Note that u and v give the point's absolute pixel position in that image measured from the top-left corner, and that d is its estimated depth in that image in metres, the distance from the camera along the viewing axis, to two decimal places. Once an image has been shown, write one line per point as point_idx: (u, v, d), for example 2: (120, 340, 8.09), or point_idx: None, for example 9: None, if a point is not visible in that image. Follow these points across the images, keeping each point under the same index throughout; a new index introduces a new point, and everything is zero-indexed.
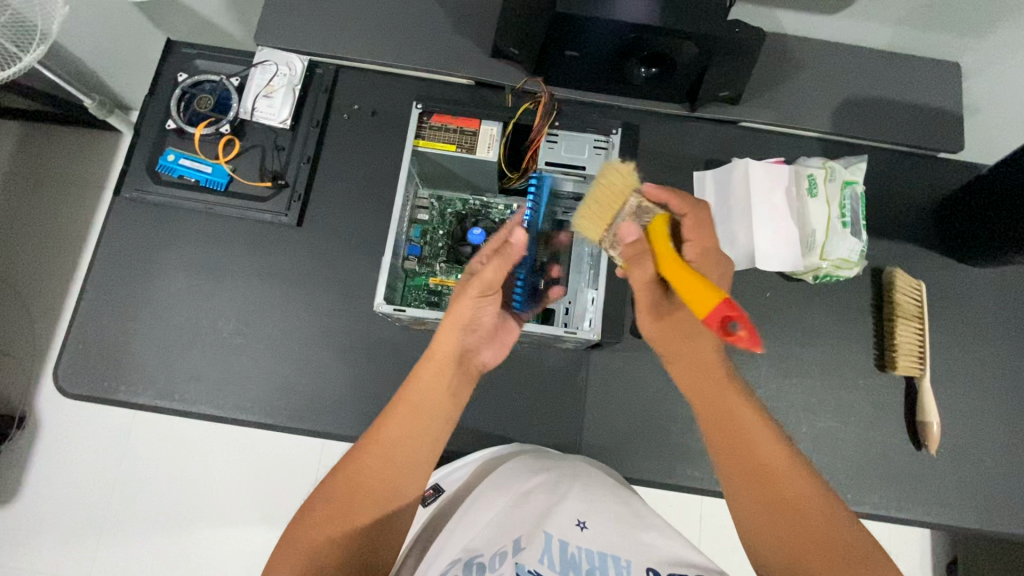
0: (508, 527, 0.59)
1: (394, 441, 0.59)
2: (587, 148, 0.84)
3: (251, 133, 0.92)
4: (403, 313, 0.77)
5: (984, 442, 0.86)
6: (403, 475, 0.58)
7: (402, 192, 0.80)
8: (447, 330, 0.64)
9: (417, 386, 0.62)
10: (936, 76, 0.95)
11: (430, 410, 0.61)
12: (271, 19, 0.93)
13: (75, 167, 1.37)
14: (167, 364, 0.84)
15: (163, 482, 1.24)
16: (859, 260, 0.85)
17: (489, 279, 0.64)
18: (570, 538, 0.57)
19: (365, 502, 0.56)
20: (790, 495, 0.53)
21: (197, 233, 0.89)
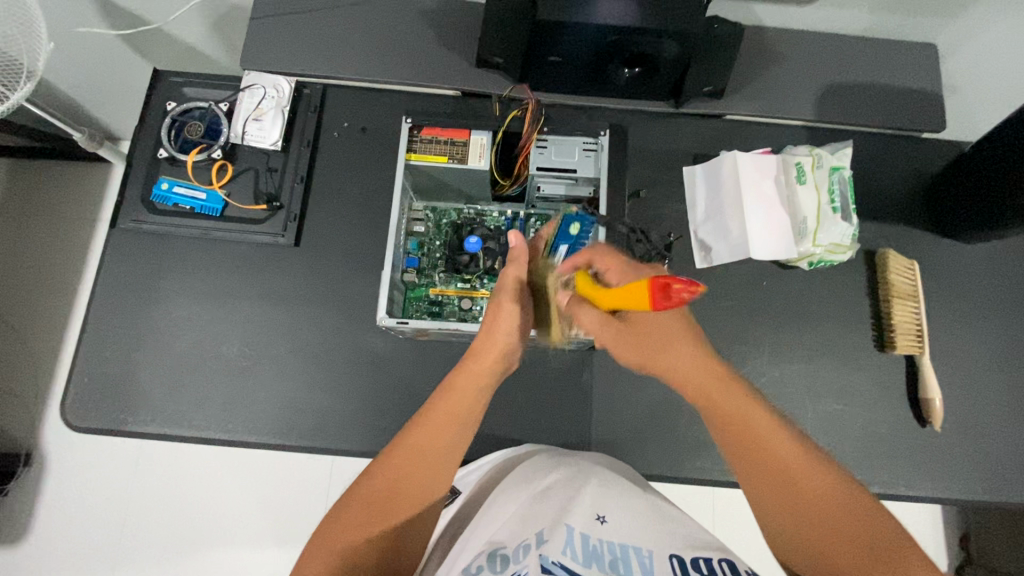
0: (528, 522, 0.60)
1: (423, 448, 0.60)
2: (577, 151, 0.84)
3: (243, 157, 0.93)
4: (406, 325, 0.78)
5: (987, 415, 0.87)
6: (433, 477, 0.60)
7: (397, 206, 0.80)
8: (490, 342, 0.70)
9: (454, 394, 0.65)
10: (912, 58, 0.97)
11: (461, 417, 0.64)
12: (258, 45, 0.95)
13: (66, 200, 1.37)
14: (174, 391, 0.85)
15: (176, 511, 1.24)
16: (851, 242, 0.86)
17: (517, 284, 0.72)
18: (590, 531, 0.57)
19: (401, 501, 0.58)
20: (811, 492, 0.53)
21: (196, 259, 0.90)
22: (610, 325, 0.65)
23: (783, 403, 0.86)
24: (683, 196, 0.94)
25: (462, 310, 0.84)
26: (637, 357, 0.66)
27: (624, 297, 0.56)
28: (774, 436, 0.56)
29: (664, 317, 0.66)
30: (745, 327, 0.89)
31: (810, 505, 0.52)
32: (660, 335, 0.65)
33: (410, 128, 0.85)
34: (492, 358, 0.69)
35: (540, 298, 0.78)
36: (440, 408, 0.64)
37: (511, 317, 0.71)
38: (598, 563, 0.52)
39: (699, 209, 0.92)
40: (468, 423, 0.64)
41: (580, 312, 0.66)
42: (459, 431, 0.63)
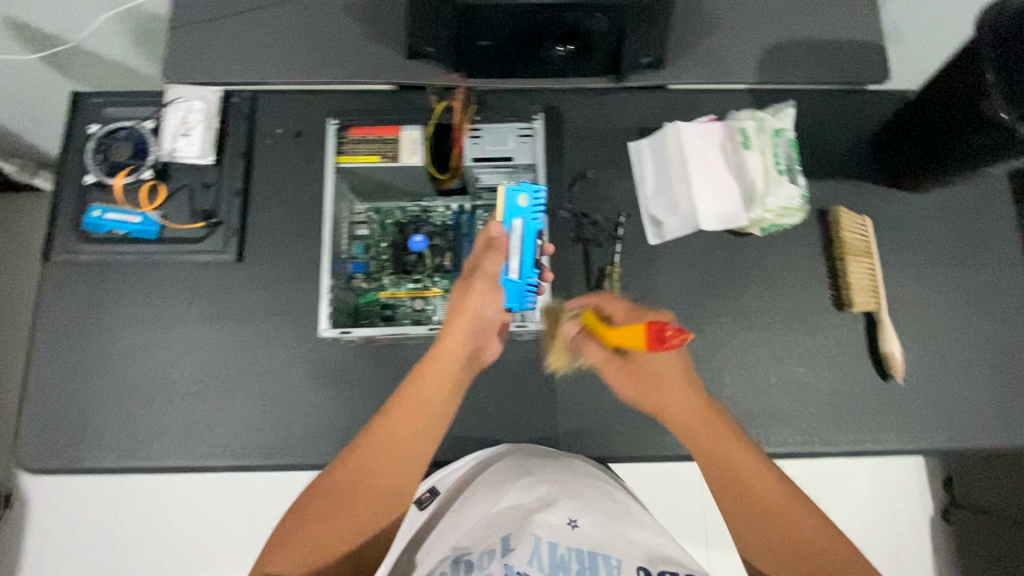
0: (495, 529, 0.60)
1: (390, 438, 0.65)
2: (511, 138, 0.80)
3: (176, 175, 0.89)
4: (349, 334, 0.79)
5: (947, 363, 0.88)
6: (400, 472, 0.64)
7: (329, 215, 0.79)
8: (455, 330, 0.73)
9: (419, 388, 0.69)
10: (848, 12, 0.96)
11: (429, 408, 0.68)
12: (182, 58, 0.92)
13: (13, 233, 1.33)
14: (130, 423, 0.83)
15: (162, 542, 1.22)
16: (801, 205, 0.84)
17: (489, 270, 0.74)
18: (560, 539, 0.57)
19: (365, 495, 0.62)
20: (794, 539, 0.59)
21: (137, 285, 0.87)
22: (612, 360, 0.77)
23: (747, 372, 0.86)
24: (631, 172, 0.92)
25: (415, 311, 0.83)
26: (636, 393, 0.74)
27: (625, 338, 0.68)
28: (762, 473, 0.63)
29: (666, 364, 0.74)
30: (704, 299, 0.88)
31: (792, 549, 0.59)
32: (652, 375, 0.73)
33: (339, 129, 0.83)
34: (456, 343, 0.72)
35: (508, 277, 0.75)
36: (407, 397, 0.68)
37: (477, 303, 0.73)
38: None
39: (647, 185, 0.90)
40: (436, 418, 0.68)
41: (588, 345, 0.78)
42: (427, 422, 0.67)
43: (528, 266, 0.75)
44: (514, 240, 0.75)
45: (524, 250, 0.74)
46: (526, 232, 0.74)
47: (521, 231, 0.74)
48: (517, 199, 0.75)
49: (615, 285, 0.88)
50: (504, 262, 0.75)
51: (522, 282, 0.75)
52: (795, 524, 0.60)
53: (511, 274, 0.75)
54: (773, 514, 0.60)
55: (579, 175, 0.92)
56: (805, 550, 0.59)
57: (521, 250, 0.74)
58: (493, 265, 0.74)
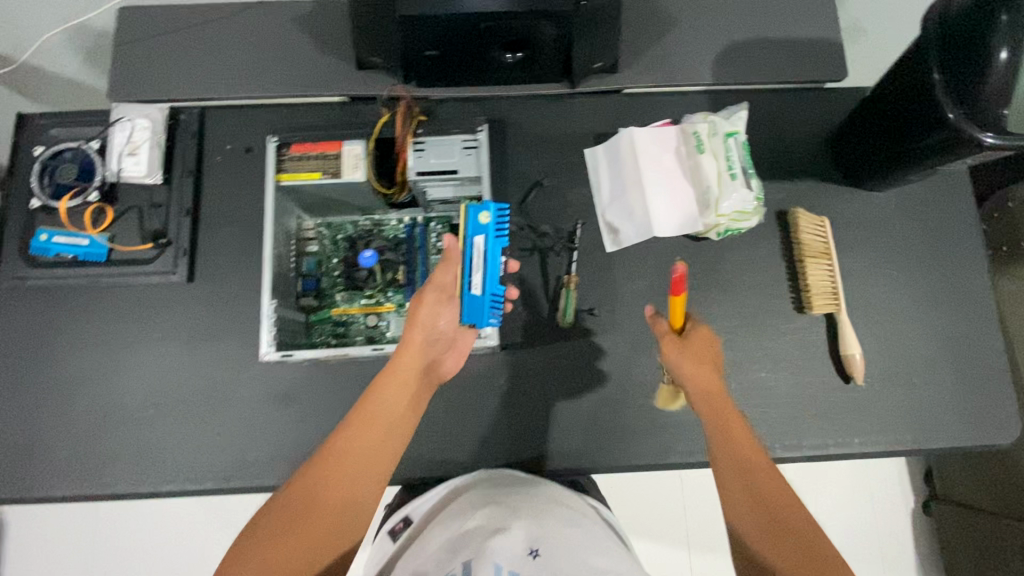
0: (455, 554, 0.58)
1: (346, 455, 0.60)
2: (456, 150, 0.79)
3: (124, 195, 0.88)
4: (293, 357, 0.79)
5: (910, 363, 0.87)
6: (356, 489, 0.60)
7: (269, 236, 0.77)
8: (409, 341, 0.67)
9: (375, 401, 0.64)
10: (803, 9, 0.95)
11: (386, 423, 0.63)
12: (129, 77, 0.90)
13: None
14: (82, 450, 0.81)
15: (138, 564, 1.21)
16: (755, 208, 0.83)
17: (442, 280, 0.70)
18: (522, 567, 0.54)
19: (320, 517, 0.57)
20: (777, 503, 0.60)
21: (87, 310, 0.85)
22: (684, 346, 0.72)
23: None
24: (587, 178, 0.90)
25: (369, 327, 0.82)
26: (694, 378, 0.70)
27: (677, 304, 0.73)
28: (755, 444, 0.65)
29: (710, 349, 0.73)
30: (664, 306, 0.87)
31: (774, 509, 0.60)
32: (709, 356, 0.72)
33: (280, 146, 0.82)
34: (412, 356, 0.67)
35: (471, 293, 0.76)
36: (362, 414, 0.63)
37: (431, 314, 0.69)
38: None
39: (604, 191, 0.89)
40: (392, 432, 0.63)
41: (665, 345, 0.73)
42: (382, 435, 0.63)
43: (491, 282, 0.76)
44: (477, 257, 0.75)
45: (487, 267, 0.75)
46: (488, 249, 0.76)
47: (483, 248, 0.75)
48: (477, 216, 0.75)
49: (572, 294, 0.85)
50: (466, 278, 0.75)
51: (485, 298, 0.76)
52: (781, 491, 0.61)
53: (473, 289, 0.76)
54: (758, 476, 0.62)
55: (536, 183, 0.90)
56: (789, 519, 0.59)
57: (483, 267, 0.76)
58: (447, 276, 0.70)
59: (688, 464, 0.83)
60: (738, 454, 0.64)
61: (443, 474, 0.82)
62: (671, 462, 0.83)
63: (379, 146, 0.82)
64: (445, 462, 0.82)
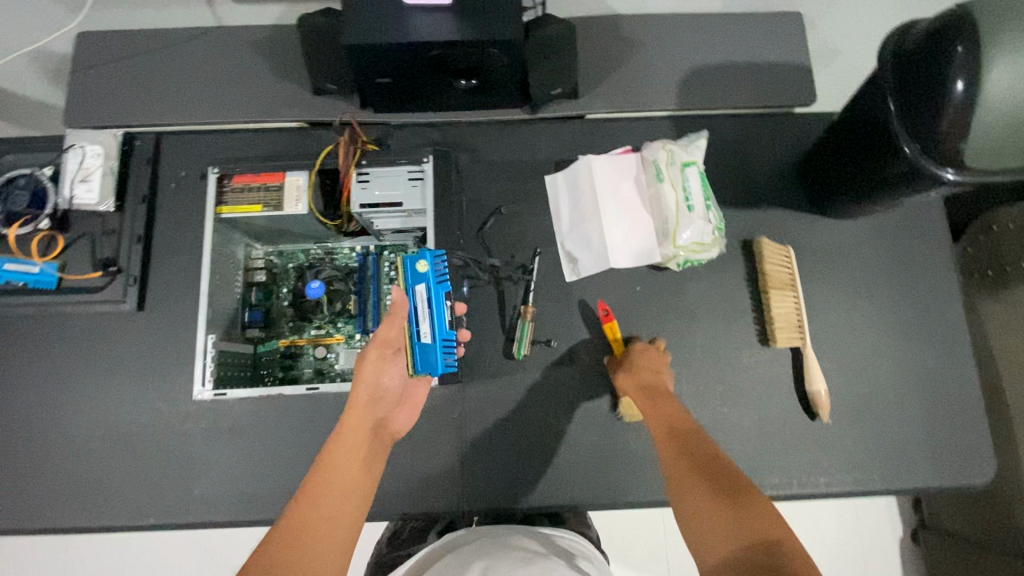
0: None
1: (309, 517, 0.53)
2: (402, 182, 0.78)
3: (77, 222, 0.87)
4: (226, 396, 0.76)
5: (878, 398, 0.84)
6: (325, 551, 0.51)
7: (208, 267, 0.74)
8: (359, 396, 0.65)
9: (331, 459, 0.59)
10: (771, 32, 0.93)
11: (347, 479, 0.58)
12: (85, 103, 0.90)
13: None
14: (25, 482, 0.80)
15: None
16: (714, 240, 0.81)
17: (389, 337, 0.67)
18: None
19: None
20: (723, 486, 0.55)
21: (35, 339, 0.84)
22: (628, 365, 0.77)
23: None
24: (546, 206, 0.88)
25: (317, 359, 0.80)
26: (640, 394, 0.73)
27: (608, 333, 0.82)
28: (703, 441, 0.62)
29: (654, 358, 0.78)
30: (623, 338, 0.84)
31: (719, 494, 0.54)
32: (654, 369, 0.76)
33: (222, 175, 0.79)
34: (364, 411, 0.64)
35: (421, 342, 0.74)
36: (321, 476, 0.58)
37: (382, 367, 0.68)
38: None
39: (562, 221, 0.87)
40: (353, 489, 0.58)
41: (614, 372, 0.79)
42: (343, 492, 0.57)
43: (440, 328, 0.75)
44: (422, 304, 0.74)
45: (434, 314, 0.74)
46: (432, 295, 0.74)
47: (427, 295, 0.74)
48: (416, 267, 0.74)
49: (528, 324, 0.83)
50: (415, 327, 0.74)
51: (436, 344, 0.74)
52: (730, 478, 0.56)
53: (423, 337, 0.74)
54: (704, 463, 0.58)
55: (494, 211, 0.88)
56: (738, 501, 0.53)
57: (431, 315, 0.74)
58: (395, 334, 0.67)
59: (646, 503, 0.80)
60: (661, 425, 0.66)
61: (391, 511, 0.79)
62: (626, 502, 0.80)
63: (325, 176, 0.80)
64: (393, 499, 0.79)
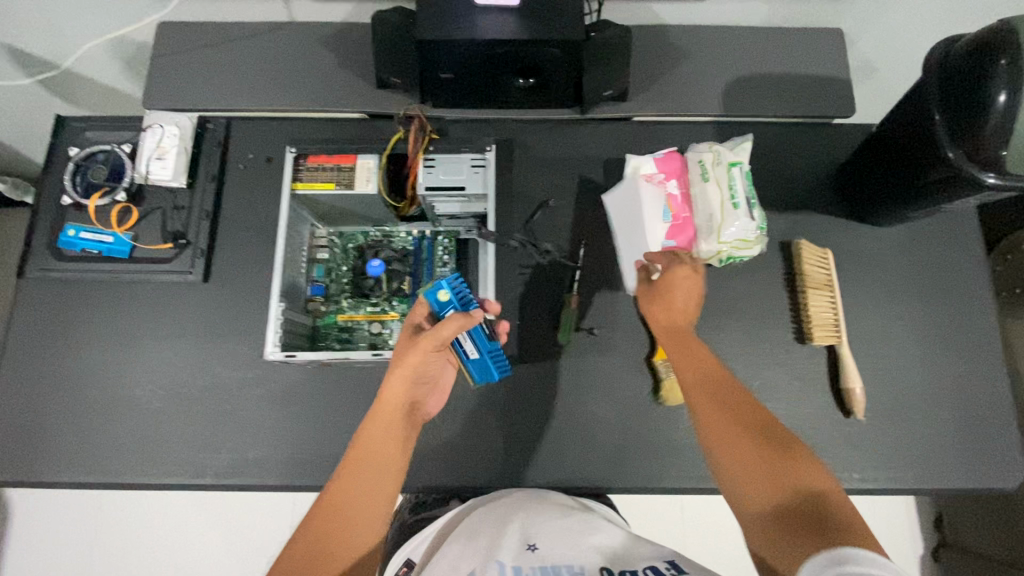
0: (461, 563, 0.60)
1: (347, 495, 0.59)
2: (465, 167, 0.81)
3: (150, 197, 0.92)
4: (295, 358, 0.77)
5: (911, 399, 0.86)
6: (360, 525, 0.58)
7: (283, 236, 0.80)
8: (394, 380, 0.66)
9: (366, 438, 0.63)
10: (813, 46, 0.97)
11: (381, 458, 0.62)
12: (163, 86, 0.96)
13: None
14: (90, 438, 0.84)
15: (146, 548, 1.31)
16: (757, 237, 0.84)
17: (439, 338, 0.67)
18: (524, 563, 0.58)
19: (330, 559, 0.54)
20: (759, 431, 0.57)
21: (105, 304, 0.89)
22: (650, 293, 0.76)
23: None
24: (593, 202, 0.93)
25: (372, 334, 0.84)
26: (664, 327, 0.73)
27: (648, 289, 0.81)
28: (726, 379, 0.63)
29: (682, 280, 0.74)
30: None
31: (758, 440, 0.57)
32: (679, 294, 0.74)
33: (297, 156, 0.85)
34: (401, 393, 0.66)
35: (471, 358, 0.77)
36: (356, 454, 0.62)
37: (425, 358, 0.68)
38: None
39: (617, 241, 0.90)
40: (387, 472, 0.62)
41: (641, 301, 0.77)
42: (377, 474, 0.61)
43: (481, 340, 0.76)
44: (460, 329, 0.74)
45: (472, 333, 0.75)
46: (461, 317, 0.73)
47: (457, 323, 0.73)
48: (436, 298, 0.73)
49: (572, 312, 0.87)
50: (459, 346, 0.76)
51: (484, 357, 0.77)
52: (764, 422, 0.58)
53: (470, 354, 0.77)
54: (737, 407, 0.60)
55: (542, 204, 0.93)
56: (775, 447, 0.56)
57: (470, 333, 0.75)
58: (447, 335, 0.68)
59: (682, 489, 0.83)
60: (690, 364, 0.66)
61: (437, 484, 0.82)
62: (663, 487, 0.82)
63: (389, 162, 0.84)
64: (438, 472, 0.83)
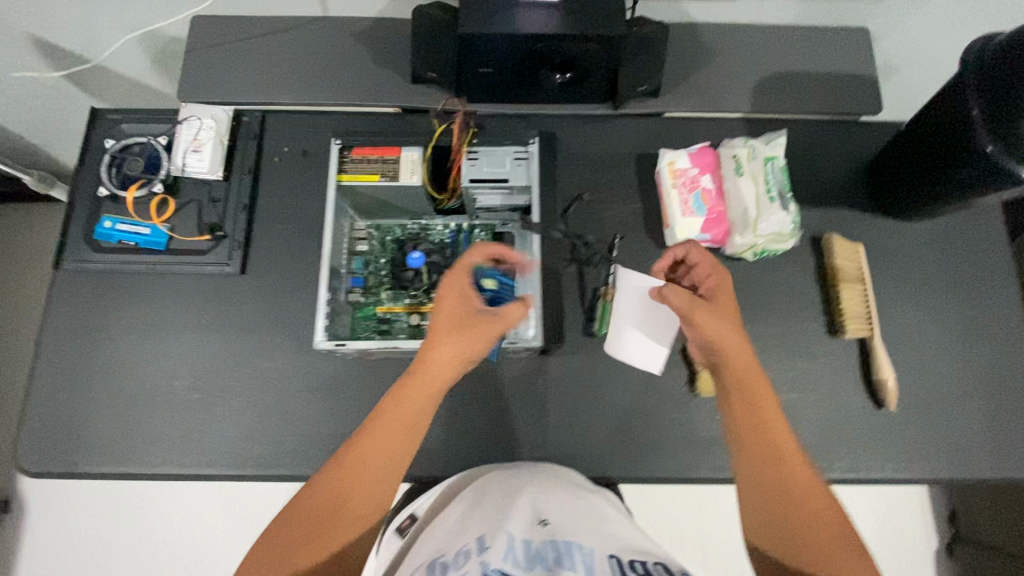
0: (471, 528, 0.66)
1: (375, 456, 0.60)
2: (508, 160, 0.84)
3: (185, 189, 0.92)
4: (345, 347, 0.79)
5: (942, 391, 0.88)
6: (377, 490, 0.60)
7: (329, 230, 0.81)
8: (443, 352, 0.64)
9: (404, 402, 0.62)
10: (843, 44, 0.98)
11: (414, 428, 0.62)
12: (196, 79, 0.96)
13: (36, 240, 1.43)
14: (127, 429, 0.84)
15: (172, 543, 1.32)
16: (792, 231, 0.86)
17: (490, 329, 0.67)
18: (533, 536, 0.64)
19: (344, 515, 0.58)
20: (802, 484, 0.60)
21: (141, 296, 0.89)
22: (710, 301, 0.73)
23: None
24: (626, 197, 0.94)
25: (410, 326, 0.84)
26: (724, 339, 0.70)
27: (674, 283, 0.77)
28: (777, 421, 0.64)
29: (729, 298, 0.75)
30: None
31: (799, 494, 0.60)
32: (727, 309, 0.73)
33: (342, 148, 0.87)
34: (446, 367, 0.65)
35: None
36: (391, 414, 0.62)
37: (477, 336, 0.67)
38: (539, 563, 0.58)
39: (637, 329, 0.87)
40: (413, 440, 0.63)
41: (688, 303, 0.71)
42: (405, 440, 0.62)
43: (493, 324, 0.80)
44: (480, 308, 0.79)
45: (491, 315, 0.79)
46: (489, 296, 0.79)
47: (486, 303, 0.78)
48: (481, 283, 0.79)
49: (609, 304, 0.88)
50: None
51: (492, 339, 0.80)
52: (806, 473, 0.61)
53: None
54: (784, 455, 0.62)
55: (577, 198, 0.93)
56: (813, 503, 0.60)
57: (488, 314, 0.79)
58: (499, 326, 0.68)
59: (718, 479, 0.84)
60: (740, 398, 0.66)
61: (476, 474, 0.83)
62: (699, 477, 0.84)
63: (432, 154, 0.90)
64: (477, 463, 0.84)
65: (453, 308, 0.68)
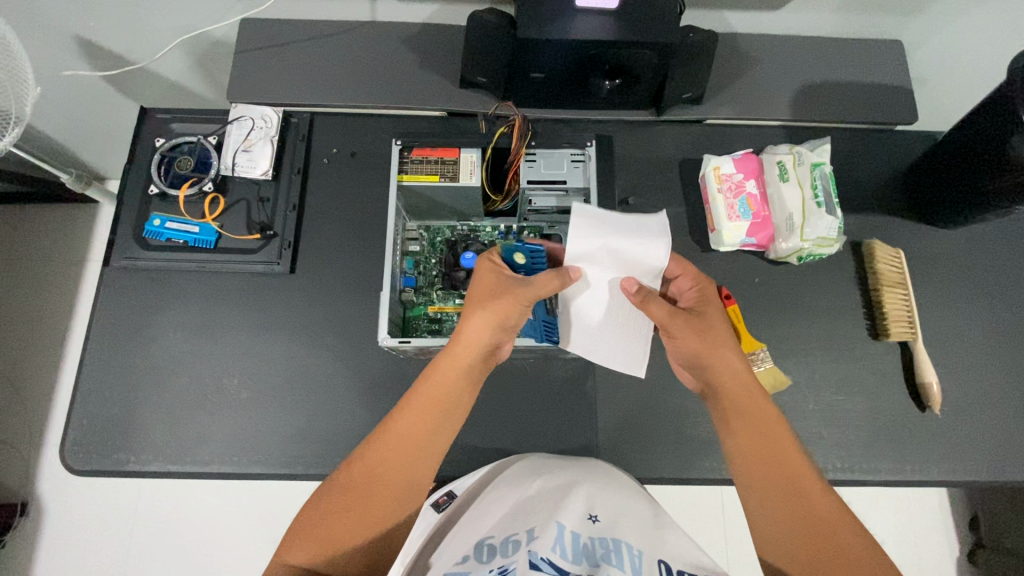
0: (525, 517, 0.67)
1: (403, 438, 0.65)
2: (565, 162, 0.88)
3: (234, 188, 0.93)
4: (408, 344, 0.79)
5: (983, 394, 0.89)
6: (412, 469, 0.65)
7: (392, 228, 0.82)
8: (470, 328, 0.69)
9: (434, 375, 0.68)
10: (882, 55, 1.00)
11: (443, 403, 0.67)
12: (243, 79, 0.96)
13: (73, 242, 1.46)
14: (176, 427, 0.84)
15: (192, 545, 1.29)
16: (837, 235, 0.87)
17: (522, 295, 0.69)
18: (582, 529, 0.65)
19: (378, 492, 0.63)
20: (822, 517, 0.61)
21: (191, 293, 0.89)
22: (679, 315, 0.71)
23: (788, 397, 0.88)
24: (670, 201, 0.97)
25: None
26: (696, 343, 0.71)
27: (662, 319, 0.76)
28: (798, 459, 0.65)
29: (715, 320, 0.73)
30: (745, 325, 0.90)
31: (813, 525, 0.60)
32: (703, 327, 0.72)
33: (401, 150, 0.89)
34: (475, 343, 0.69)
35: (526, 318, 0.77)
36: (422, 391, 0.67)
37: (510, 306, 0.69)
38: (586, 559, 0.60)
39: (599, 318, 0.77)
40: (446, 426, 0.67)
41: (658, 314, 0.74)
42: (438, 423, 0.67)
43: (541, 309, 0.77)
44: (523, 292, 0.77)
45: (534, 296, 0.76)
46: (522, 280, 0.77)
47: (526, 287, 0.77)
48: (513, 261, 0.76)
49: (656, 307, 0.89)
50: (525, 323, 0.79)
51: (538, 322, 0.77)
52: (824, 505, 0.62)
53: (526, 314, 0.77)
54: (801, 488, 0.63)
55: (622, 201, 0.97)
56: (829, 535, 0.60)
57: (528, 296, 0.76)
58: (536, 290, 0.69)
59: None
60: (750, 432, 0.66)
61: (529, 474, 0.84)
62: None
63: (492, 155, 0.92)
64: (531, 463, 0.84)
65: (487, 281, 0.72)
